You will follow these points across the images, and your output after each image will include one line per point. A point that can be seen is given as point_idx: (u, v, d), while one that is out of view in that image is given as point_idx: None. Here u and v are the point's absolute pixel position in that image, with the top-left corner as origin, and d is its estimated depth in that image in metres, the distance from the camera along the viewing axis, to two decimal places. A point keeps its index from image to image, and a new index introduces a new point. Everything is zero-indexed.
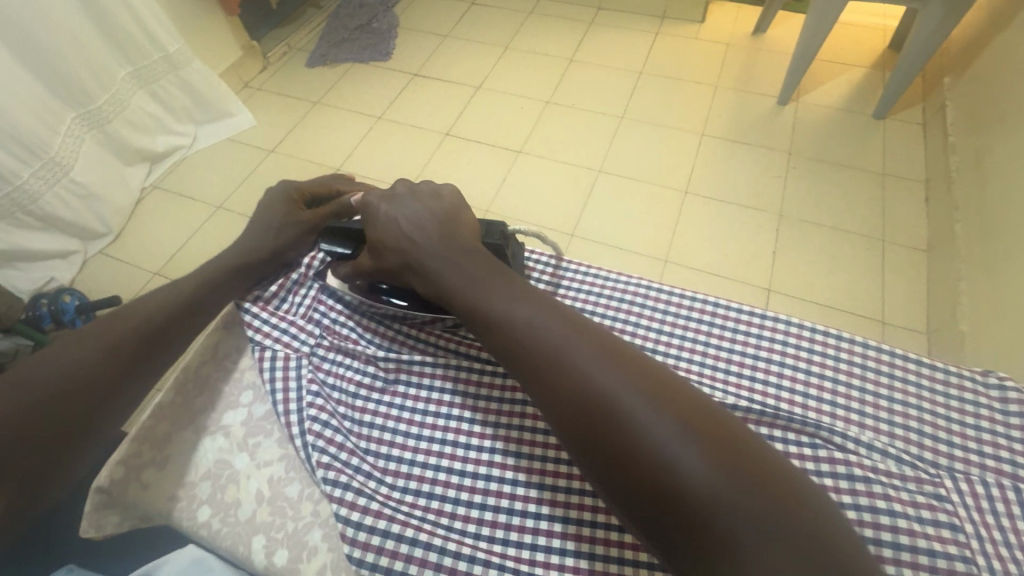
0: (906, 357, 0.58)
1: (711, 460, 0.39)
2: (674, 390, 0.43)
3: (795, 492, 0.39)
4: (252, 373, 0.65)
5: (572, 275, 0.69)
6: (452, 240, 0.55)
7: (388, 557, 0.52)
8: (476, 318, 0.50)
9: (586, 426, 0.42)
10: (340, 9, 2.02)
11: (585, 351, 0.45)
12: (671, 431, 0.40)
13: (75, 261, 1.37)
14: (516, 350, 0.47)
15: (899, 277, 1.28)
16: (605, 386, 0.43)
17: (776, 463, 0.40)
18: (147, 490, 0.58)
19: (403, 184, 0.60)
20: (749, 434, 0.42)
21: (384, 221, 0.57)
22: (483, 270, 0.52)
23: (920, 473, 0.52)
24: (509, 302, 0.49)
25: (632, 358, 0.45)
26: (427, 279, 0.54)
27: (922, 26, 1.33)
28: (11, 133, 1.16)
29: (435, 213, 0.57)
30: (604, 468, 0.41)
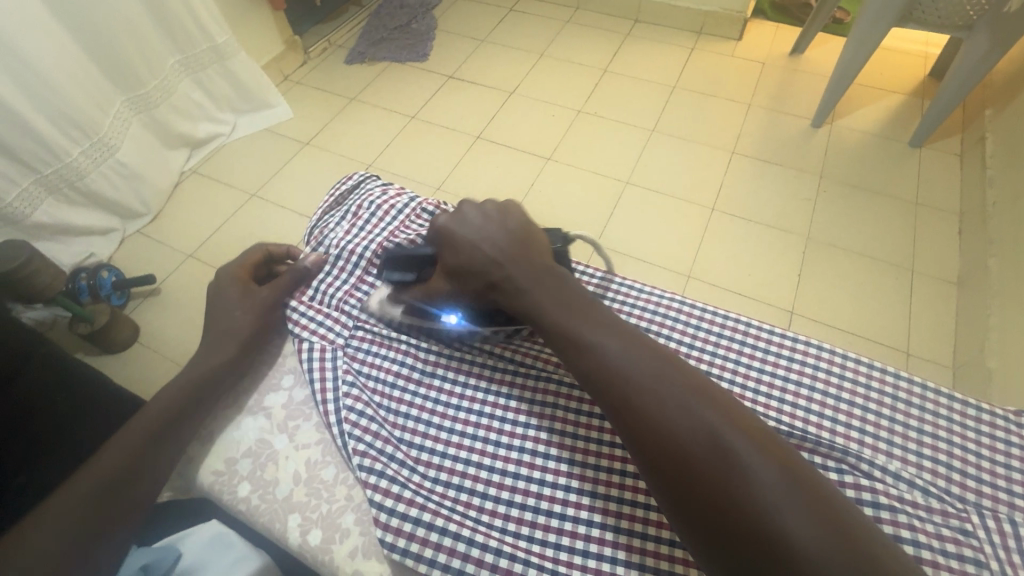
0: (938, 392, 0.58)
1: (801, 504, 0.41)
2: (757, 430, 0.45)
3: (869, 538, 0.41)
4: (293, 358, 0.68)
5: (622, 288, 0.69)
6: (537, 264, 0.56)
7: (419, 545, 0.54)
8: (565, 343, 0.51)
9: (675, 463, 0.43)
10: (381, 8, 2.07)
11: (672, 385, 0.46)
12: (760, 470, 0.42)
13: (114, 238, 1.43)
14: (605, 377, 0.48)
15: (927, 308, 1.26)
16: (696, 423, 0.44)
17: (848, 507, 0.43)
18: (191, 462, 0.62)
19: (478, 201, 0.61)
20: (822, 475, 0.44)
21: (459, 247, 0.58)
22: (571, 296, 0.53)
23: (946, 506, 0.52)
24: (600, 332, 0.50)
25: (716, 395, 0.47)
26: (508, 302, 0.55)
27: (966, 57, 1.32)
28: (67, 114, 1.21)
29: (513, 235, 0.58)
30: (694, 504, 0.42)
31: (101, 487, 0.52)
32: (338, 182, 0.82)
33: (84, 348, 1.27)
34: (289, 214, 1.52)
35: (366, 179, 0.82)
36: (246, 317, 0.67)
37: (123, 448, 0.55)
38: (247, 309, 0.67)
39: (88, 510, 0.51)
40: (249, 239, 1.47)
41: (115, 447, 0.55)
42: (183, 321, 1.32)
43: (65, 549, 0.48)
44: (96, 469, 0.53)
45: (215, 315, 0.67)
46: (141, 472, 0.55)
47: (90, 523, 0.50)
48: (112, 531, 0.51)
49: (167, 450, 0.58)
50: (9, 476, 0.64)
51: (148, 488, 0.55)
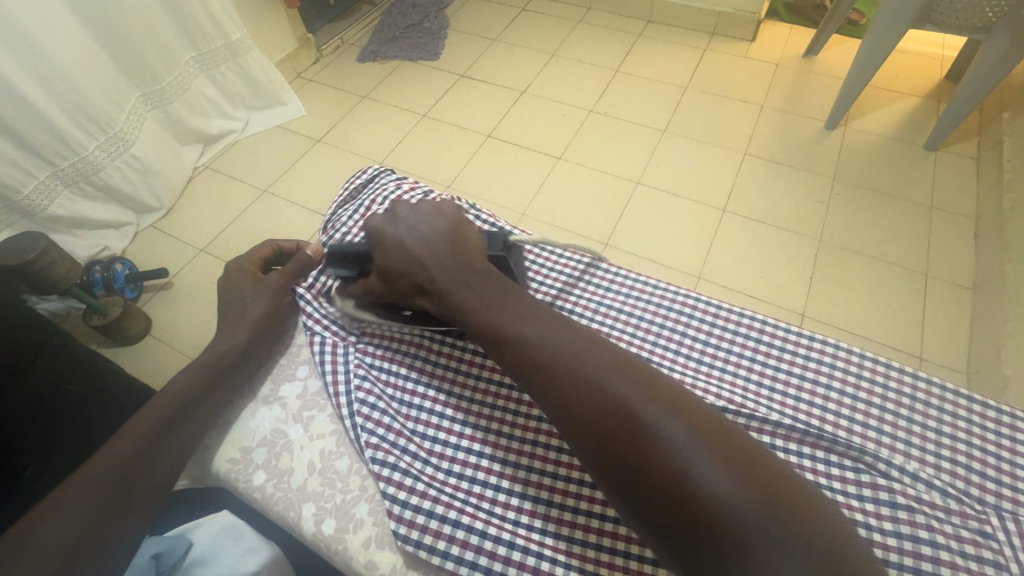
0: (957, 393, 0.57)
1: (721, 469, 0.40)
2: (684, 403, 0.45)
3: (801, 497, 0.41)
4: (308, 350, 0.69)
5: (602, 274, 0.71)
6: (461, 255, 0.55)
7: (432, 536, 0.54)
8: (489, 337, 0.50)
9: (607, 447, 0.43)
10: (393, 7, 2.08)
11: (598, 368, 0.46)
12: (681, 442, 0.42)
13: (128, 232, 1.44)
14: (529, 365, 0.48)
15: (941, 313, 1.25)
16: (623, 404, 0.44)
17: (778, 468, 0.43)
18: (206, 451, 0.62)
19: (403, 205, 0.60)
20: (747, 439, 0.44)
21: (390, 251, 0.57)
22: (491, 287, 0.52)
23: (966, 508, 0.51)
24: (522, 320, 0.49)
25: (642, 374, 0.47)
26: (440, 301, 0.54)
27: (984, 59, 1.30)
28: (83, 107, 1.22)
29: (439, 231, 0.57)
30: (622, 482, 0.43)
31: (118, 471, 0.53)
32: (353, 175, 0.82)
33: (97, 340, 1.28)
34: (300, 210, 1.52)
35: (380, 174, 0.82)
36: (260, 303, 0.68)
37: (140, 433, 0.56)
38: (258, 296, 0.69)
39: (101, 499, 0.51)
40: (261, 234, 1.48)
41: (125, 434, 0.56)
42: (195, 315, 1.33)
43: (82, 531, 0.49)
44: (108, 457, 0.54)
45: (227, 305, 0.68)
46: (152, 458, 0.55)
47: (104, 509, 0.51)
48: (129, 517, 0.52)
49: (178, 436, 0.58)
50: (24, 464, 0.65)
51: (163, 476, 0.56)
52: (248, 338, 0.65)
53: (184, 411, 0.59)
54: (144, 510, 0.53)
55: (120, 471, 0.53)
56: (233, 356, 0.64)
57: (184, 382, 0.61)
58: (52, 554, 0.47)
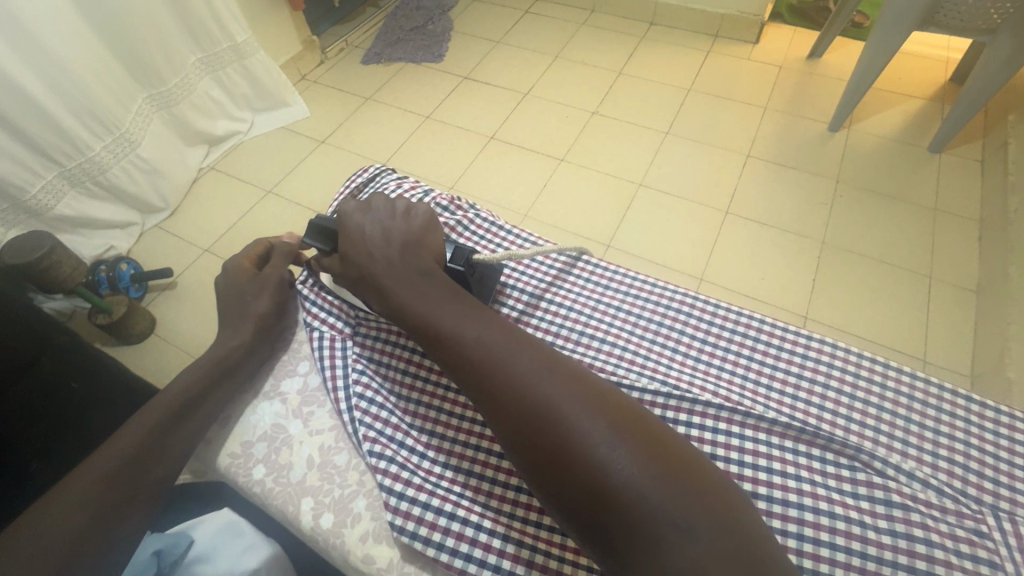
0: (955, 392, 0.57)
1: (639, 466, 0.41)
2: (612, 401, 0.45)
3: (719, 491, 0.42)
4: (308, 345, 0.69)
5: (589, 267, 0.71)
6: (409, 256, 0.55)
7: (428, 528, 0.54)
8: (427, 336, 0.50)
9: (535, 446, 0.43)
10: (397, 10, 2.09)
11: (529, 367, 0.46)
12: (603, 440, 0.42)
13: (133, 232, 1.45)
14: (462, 364, 0.48)
15: (944, 315, 1.24)
16: (552, 404, 0.44)
17: (701, 464, 0.43)
18: (208, 446, 0.63)
19: (382, 197, 0.61)
20: (671, 437, 0.44)
21: (349, 238, 0.57)
22: (437, 288, 0.53)
23: (962, 507, 0.51)
24: (460, 320, 0.50)
25: (572, 372, 0.47)
26: (382, 299, 0.53)
27: (988, 61, 1.30)
28: (90, 108, 1.24)
29: (397, 230, 0.57)
30: (545, 479, 0.43)
31: (121, 466, 0.53)
32: (354, 174, 0.82)
33: (102, 338, 1.29)
34: (304, 210, 1.53)
35: (381, 173, 0.83)
36: (263, 302, 0.69)
37: (142, 429, 0.56)
38: (262, 291, 0.69)
39: (105, 492, 0.51)
40: (265, 234, 1.49)
41: (130, 428, 0.56)
42: (198, 313, 1.34)
43: (84, 524, 0.49)
44: (113, 450, 0.54)
45: (228, 301, 0.68)
46: (157, 453, 0.56)
47: (107, 502, 0.51)
48: (133, 511, 0.52)
49: (182, 431, 0.58)
50: (26, 461, 0.66)
51: (167, 469, 0.56)
52: (249, 335, 0.66)
53: (187, 407, 0.59)
54: (148, 502, 0.54)
55: (124, 464, 0.53)
56: (234, 353, 0.64)
57: (187, 377, 0.61)
58: (57, 546, 0.47)
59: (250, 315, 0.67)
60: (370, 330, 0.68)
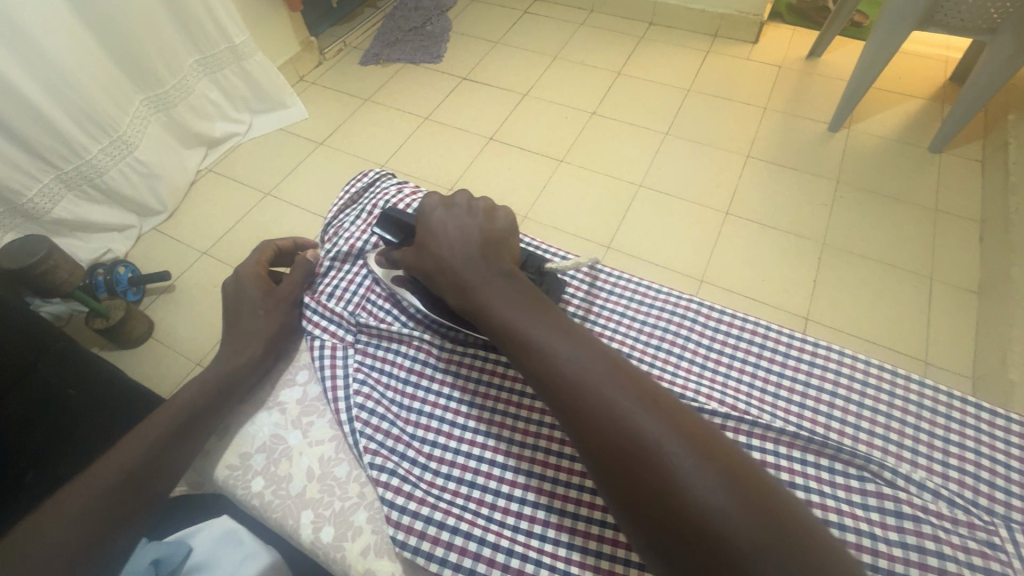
0: (965, 401, 0.57)
1: (736, 504, 0.40)
2: (706, 433, 0.44)
3: (817, 538, 0.40)
4: (307, 354, 0.68)
5: (606, 276, 0.70)
6: (492, 262, 0.54)
7: (430, 542, 0.54)
8: (511, 345, 0.50)
9: (623, 467, 0.43)
10: (396, 11, 2.08)
11: (621, 388, 0.45)
12: (698, 471, 0.41)
13: (131, 235, 1.44)
14: (549, 378, 0.47)
15: (946, 316, 1.24)
16: (641, 427, 0.43)
17: (796, 506, 0.42)
18: (206, 456, 0.62)
19: (464, 195, 0.60)
20: (768, 477, 0.43)
21: (431, 231, 0.57)
22: (521, 297, 0.52)
23: (973, 518, 0.50)
24: (548, 334, 0.49)
25: (664, 397, 0.46)
26: (463, 299, 0.53)
27: (989, 61, 1.29)
28: (87, 111, 1.23)
29: (482, 232, 0.56)
30: (632, 501, 0.42)
31: (118, 480, 0.52)
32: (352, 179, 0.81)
33: (99, 343, 1.28)
34: (302, 213, 1.53)
35: (381, 178, 0.82)
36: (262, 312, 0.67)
37: (143, 442, 0.55)
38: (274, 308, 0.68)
39: (106, 506, 0.51)
40: (262, 236, 1.48)
41: (134, 440, 0.56)
42: (196, 317, 1.33)
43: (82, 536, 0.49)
44: (112, 462, 0.53)
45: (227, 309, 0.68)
46: (160, 466, 0.55)
47: (106, 519, 0.50)
48: (133, 524, 0.52)
49: (185, 444, 0.57)
50: (21, 471, 0.65)
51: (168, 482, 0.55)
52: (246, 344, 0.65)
53: (186, 419, 0.59)
54: (149, 515, 0.53)
55: (125, 478, 0.53)
56: (232, 360, 0.63)
57: (189, 387, 0.61)
58: (59, 562, 0.47)
59: (248, 323, 0.66)
60: (370, 335, 0.67)
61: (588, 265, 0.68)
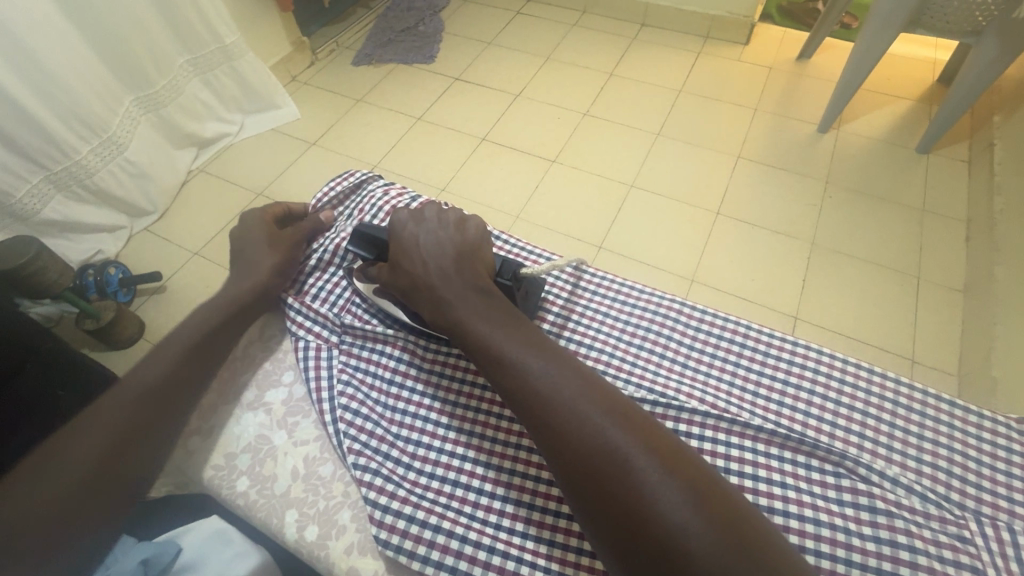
0: (939, 398, 0.58)
1: (701, 516, 0.41)
2: (670, 446, 0.45)
3: (777, 551, 0.41)
4: (293, 355, 0.69)
5: (590, 277, 0.71)
6: (466, 275, 0.56)
7: (412, 541, 0.54)
8: (485, 358, 0.51)
9: (592, 479, 0.43)
10: (388, 11, 2.09)
11: (590, 402, 0.47)
12: (664, 484, 0.42)
13: (121, 236, 1.44)
14: (521, 391, 0.48)
15: (931, 314, 1.25)
16: (610, 440, 0.44)
17: (757, 519, 0.43)
18: (190, 457, 0.62)
19: (436, 208, 0.62)
20: (730, 491, 0.44)
21: (406, 246, 0.58)
22: (493, 311, 0.54)
23: (946, 513, 0.52)
24: (519, 347, 0.50)
25: (631, 411, 0.47)
26: (437, 311, 0.54)
27: (974, 63, 1.31)
28: (76, 112, 1.22)
29: (455, 246, 0.58)
30: (600, 514, 0.43)
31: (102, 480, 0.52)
32: (339, 177, 0.82)
33: (90, 344, 1.28)
34: None
35: (367, 179, 0.83)
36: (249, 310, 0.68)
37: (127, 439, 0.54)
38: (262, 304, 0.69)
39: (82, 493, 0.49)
40: None
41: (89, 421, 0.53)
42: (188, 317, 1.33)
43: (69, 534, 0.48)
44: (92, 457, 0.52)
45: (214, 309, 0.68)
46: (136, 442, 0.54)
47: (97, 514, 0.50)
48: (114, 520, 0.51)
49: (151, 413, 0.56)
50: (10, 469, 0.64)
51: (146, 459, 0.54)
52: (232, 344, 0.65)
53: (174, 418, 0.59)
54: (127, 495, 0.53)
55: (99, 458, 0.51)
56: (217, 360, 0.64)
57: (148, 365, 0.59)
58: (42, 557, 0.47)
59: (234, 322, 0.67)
60: (354, 336, 0.67)
61: (572, 265, 0.69)
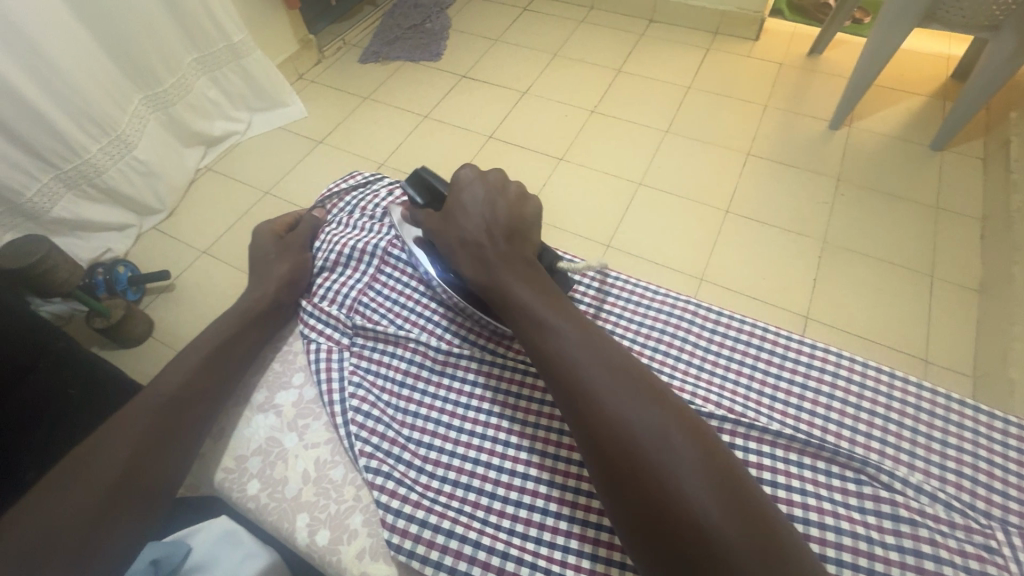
0: (963, 403, 0.56)
1: (719, 499, 0.41)
2: (699, 430, 0.45)
3: (789, 544, 0.41)
4: (303, 356, 0.69)
5: (620, 284, 0.69)
6: (512, 245, 0.56)
7: (425, 546, 0.54)
8: (521, 321, 0.52)
9: (614, 447, 0.44)
10: (395, 8, 2.08)
11: (624, 377, 0.47)
12: (687, 462, 0.43)
13: (131, 234, 1.44)
14: (553, 355, 0.49)
15: (946, 314, 1.23)
16: (639, 413, 0.45)
17: (772, 511, 0.43)
18: (201, 459, 0.62)
19: (498, 174, 0.60)
20: (750, 481, 0.44)
21: (460, 206, 0.58)
22: (533, 281, 0.54)
23: (971, 522, 0.50)
24: (556, 316, 0.51)
25: (663, 391, 0.48)
26: (478, 272, 0.55)
27: (992, 58, 1.28)
28: (85, 111, 1.23)
29: (508, 216, 0.57)
30: (619, 481, 0.43)
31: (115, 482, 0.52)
32: (340, 179, 0.84)
33: (99, 342, 1.28)
34: None
35: (370, 180, 0.84)
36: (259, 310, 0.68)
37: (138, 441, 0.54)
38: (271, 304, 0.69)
39: (111, 503, 0.50)
40: None
41: (112, 434, 0.54)
42: (196, 316, 1.33)
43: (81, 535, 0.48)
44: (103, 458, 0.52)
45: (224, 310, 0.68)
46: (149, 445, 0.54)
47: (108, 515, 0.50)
48: (138, 529, 0.51)
49: (165, 417, 0.57)
50: (23, 470, 0.65)
51: (171, 469, 0.55)
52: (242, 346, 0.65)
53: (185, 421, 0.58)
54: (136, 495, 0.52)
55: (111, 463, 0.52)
56: (227, 361, 0.63)
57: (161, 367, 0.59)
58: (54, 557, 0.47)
59: (244, 322, 0.67)
60: (366, 337, 0.67)
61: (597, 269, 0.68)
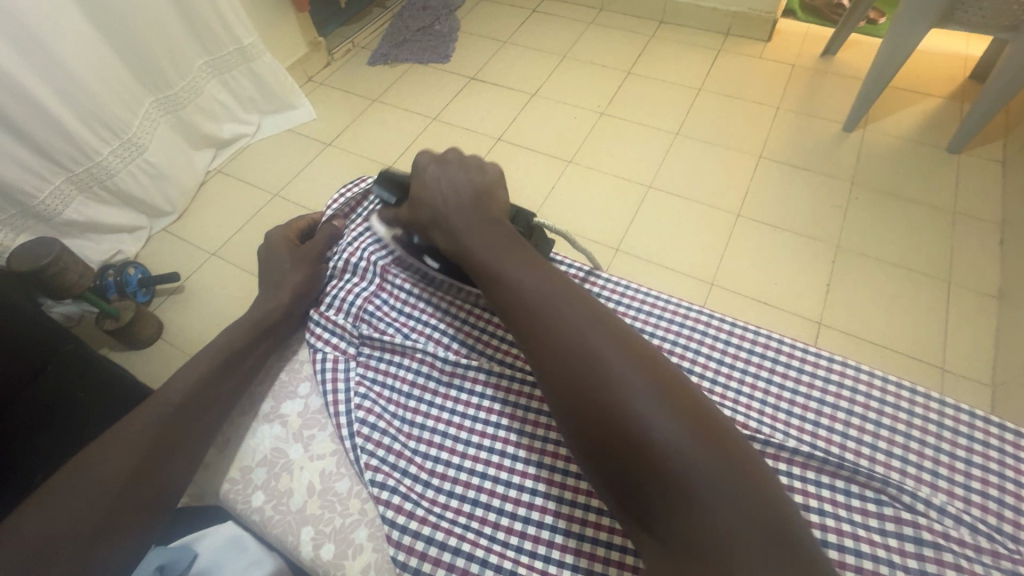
0: (988, 420, 0.54)
1: (674, 419, 0.42)
2: (655, 362, 0.47)
3: (750, 459, 0.42)
4: (309, 366, 0.68)
5: (603, 283, 0.69)
6: (475, 206, 0.58)
7: (431, 563, 0.53)
8: (485, 278, 0.54)
9: (572, 384, 0.46)
10: (404, 10, 2.08)
11: (580, 317, 0.49)
12: (640, 388, 0.44)
13: (141, 236, 1.46)
14: (513, 304, 0.51)
15: (963, 321, 1.21)
16: (594, 349, 0.47)
17: (733, 432, 0.44)
18: (207, 467, 0.62)
19: (456, 152, 0.62)
20: (711, 405, 0.45)
21: (423, 180, 0.60)
22: (497, 238, 0.56)
23: (998, 546, 0.49)
24: (516, 267, 0.53)
25: (620, 329, 0.49)
26: (446, 237, 0.58)
27: (1013, 58, 1.25)
28: (96, 114, 1.23)
29: (471, 184, 0.59)
30: (579, 416, 0.45)
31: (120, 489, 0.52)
32: (348, 184, 0.81)
33: (109, 344, 1.29)
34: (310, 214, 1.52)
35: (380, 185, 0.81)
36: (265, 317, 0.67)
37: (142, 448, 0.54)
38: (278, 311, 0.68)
39: (115, 512, 0.50)
40: None
41: (113, 441, 0.53)
42: (204, 318, 1.34)
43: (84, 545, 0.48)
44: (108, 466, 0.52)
45: None
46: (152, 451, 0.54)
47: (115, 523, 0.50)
48: (141, 538, 0.51)
49: (168, 422, 0.56)
50: (29, 474, 0.65)
51: (176, 477, 0.55)
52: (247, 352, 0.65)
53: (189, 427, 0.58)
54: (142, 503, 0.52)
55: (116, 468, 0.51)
56: (233, 368, 0.63)
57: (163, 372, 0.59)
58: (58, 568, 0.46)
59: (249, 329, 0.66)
60: (372, 346, 0.66)
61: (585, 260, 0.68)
